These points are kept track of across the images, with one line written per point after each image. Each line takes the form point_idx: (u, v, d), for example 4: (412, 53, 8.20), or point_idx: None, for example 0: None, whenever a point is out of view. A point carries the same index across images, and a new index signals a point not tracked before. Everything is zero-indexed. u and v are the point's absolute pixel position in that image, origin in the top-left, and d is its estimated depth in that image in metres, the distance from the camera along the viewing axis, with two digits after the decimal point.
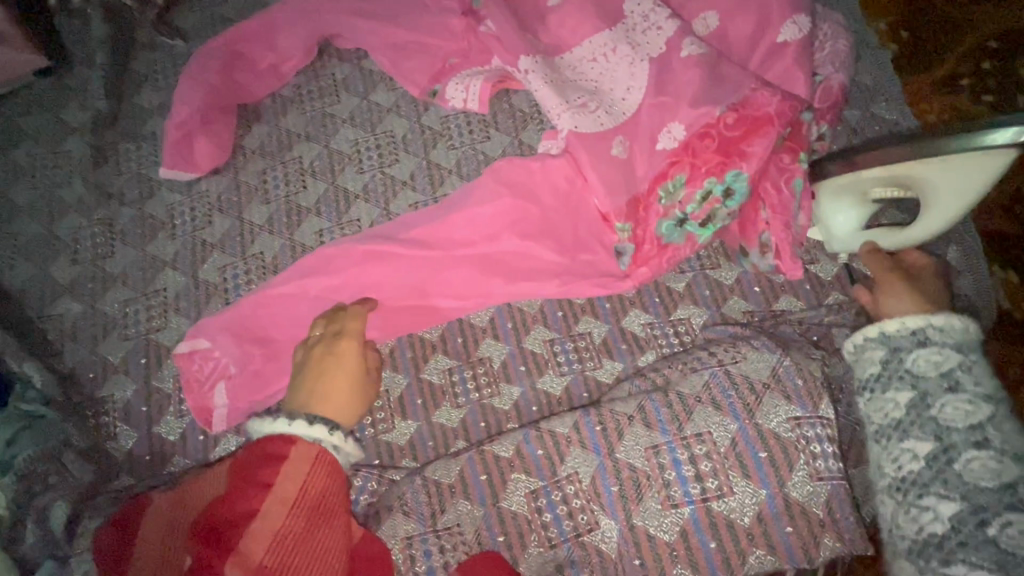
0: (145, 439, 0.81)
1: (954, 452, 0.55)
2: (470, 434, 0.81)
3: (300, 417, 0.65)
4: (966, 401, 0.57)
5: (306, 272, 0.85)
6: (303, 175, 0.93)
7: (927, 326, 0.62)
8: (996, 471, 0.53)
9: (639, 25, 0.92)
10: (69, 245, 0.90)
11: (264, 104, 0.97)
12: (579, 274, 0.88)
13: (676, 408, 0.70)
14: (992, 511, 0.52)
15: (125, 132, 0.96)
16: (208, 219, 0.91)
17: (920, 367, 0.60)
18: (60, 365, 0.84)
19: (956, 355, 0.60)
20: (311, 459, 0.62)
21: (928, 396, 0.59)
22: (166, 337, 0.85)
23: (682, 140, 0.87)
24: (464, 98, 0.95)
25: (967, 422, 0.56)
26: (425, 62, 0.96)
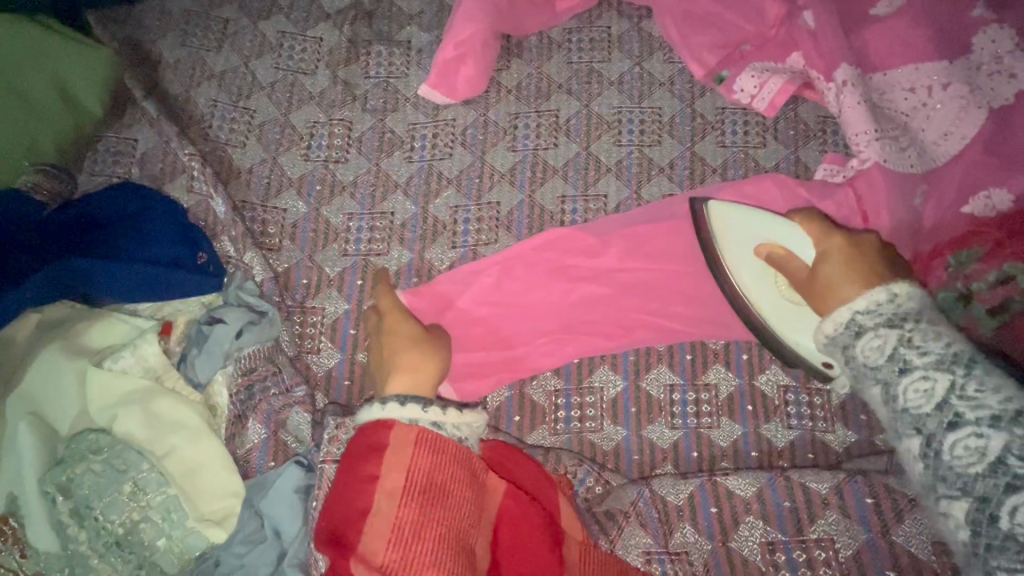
0: (345, 364, 0.74)
1: (936, 440, 0.44)
2: (682, 460, 0.75)
3: (390, 399, 0.56)
4: (924, 376, 0.46)
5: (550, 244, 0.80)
6: (557, 130, 0.85)
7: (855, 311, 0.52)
8: (980, 452, 0.42)
9: (985, 66, 0.80)
10: (304, 138, 0.84)
11: (530, 42, 0.88)
12: None
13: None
14: (995, 503, 0.41)
15: (379, 32, 0.88)
16: (449, 150, 0.84)
17: (870, 357, 0.49)
18: (276, 262, 0.80)
19: (895, 331, 0.49)
20: (412, 442, 0.53)
21: (888, 385, 0.48)
22: (385, 264, 0.80)
23: (1000, 211, 0.76)
24: (753, 95, 0.84)
25: (928, 401, 0.45)
26: (719, 42, 0.86)
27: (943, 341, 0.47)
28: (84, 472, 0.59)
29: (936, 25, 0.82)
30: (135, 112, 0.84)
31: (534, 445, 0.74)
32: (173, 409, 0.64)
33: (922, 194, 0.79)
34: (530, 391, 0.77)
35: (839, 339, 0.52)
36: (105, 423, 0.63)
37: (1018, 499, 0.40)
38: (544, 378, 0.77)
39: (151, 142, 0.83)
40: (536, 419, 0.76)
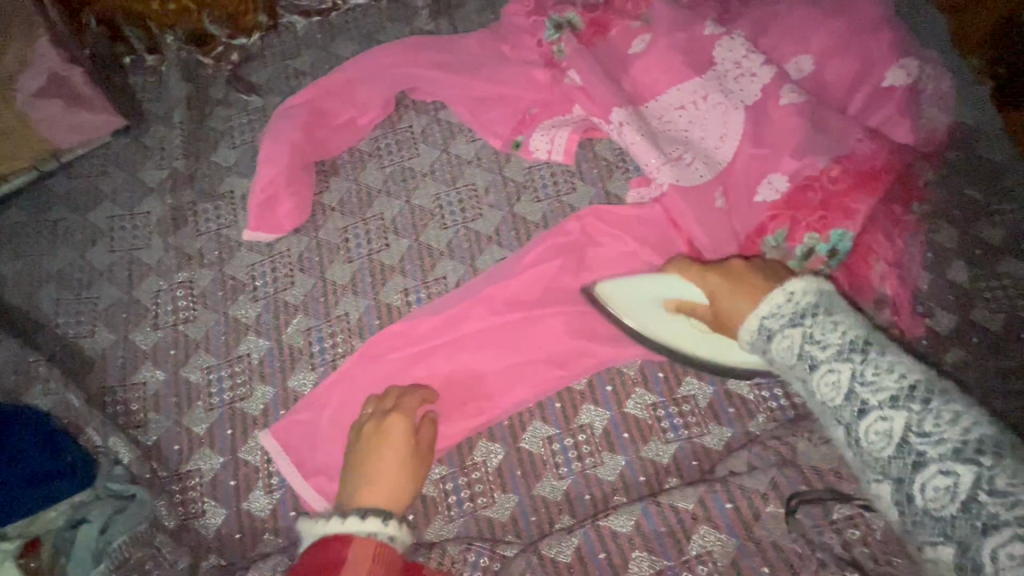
0: (235, 516, 0.77)
1: (854, 428, 0.51)
2: (577, 509, 0.76)
3: (351, 513, 0.61)
4: (830, 370, 0.52)
5: (388, 346, 0.83)
6: (386, 232, 0.91)
7: (770, 316, 0.56)
8: (888, 434, 0.49)
9: (731, 71, 0.89)
10: (150, 310, 0.88)
11: (342, 159, 0.95)
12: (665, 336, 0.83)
13: (815, 483, 0.66)
14: (909, 479, 0.47)
15: (202, 190, 0.94)
16: (290, 279, 0.88)
17: (826, 394, 0.53)
18: (144, 438, 0.81)
19: (799, 329, 0.55)
20: (369, 560, 0.58)
21: (811, 365, 0.54)
22: (252, 406, 0.82)
23: (784, 192, 0.82)
24: (548, 150, 0.92)
25: (843, 393, 0.51)
26: (507, 113, 0.94)
27: (896, 373, 0.50)
28: None
29: (683, 46, 0.91)
30: None
31: (434, 539, 0.75)
32: None
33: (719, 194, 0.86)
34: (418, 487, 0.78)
35: (756, 343, 0.58)
36: None
37: (924, 476, 0.47)
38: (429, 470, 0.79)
39: None
40: (430, 511, 0.77)
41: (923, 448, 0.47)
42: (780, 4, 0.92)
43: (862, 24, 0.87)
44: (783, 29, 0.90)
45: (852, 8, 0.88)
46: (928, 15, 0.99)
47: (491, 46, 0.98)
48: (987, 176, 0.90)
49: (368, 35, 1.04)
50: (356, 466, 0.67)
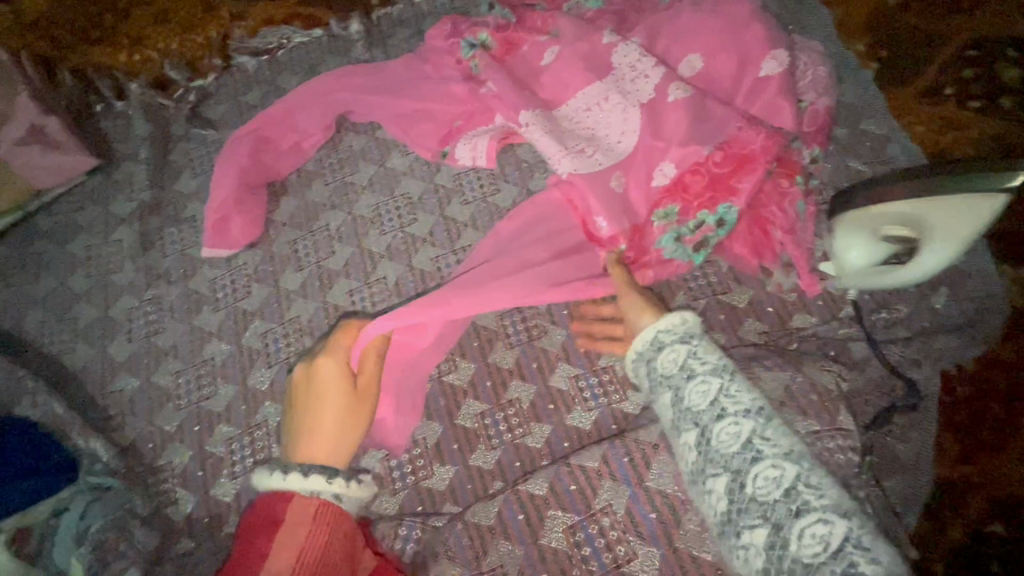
0: (203, 502, 0.85)
1: (743, 476, 0.63)
2: (507, 475, 0.84)
3: (294, 471, 0.67)
4: (733, 423, 0.66)
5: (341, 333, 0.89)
6: (331, 241, 1.01)
7: (680, 353, 0.74)
8: (778, 480, 0.62)
9: (627, 74, 0.98)
10: (125, 325, 0.98)
11: (291, 179, 1.06)
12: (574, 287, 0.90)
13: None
14: (788, 525, 0.59)
15: (167, 216, 1.05)
16: (247, 289, 0.98)
17: (763, 487, 0.62)
18: (122, 438, 0.90)
19: (717, 381, 0.70)
20: (311, 518, 0.65)
21: (738, 474, 0.64)
22: (216, 404, 0.92)
23: (673, 176, 0.91)
24: (473, 156, 1.02)
25: (739, 441, 0.65)
26: (433, 127, 1.04)
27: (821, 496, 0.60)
28: None
29: (586, 55, 1.02)
30: None
31: (377, 512, 0.83)
32: None
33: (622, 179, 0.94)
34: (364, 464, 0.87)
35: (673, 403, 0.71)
36: None
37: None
38: (372, 450, 0.86)
39: None
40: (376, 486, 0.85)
41: (763, 450, 0.64)
42: (669, 12, 1.03)
43: (740, 22, 0.97)
44: (672, 34, 1.01)
45: (730, 9, 0.98)
46: (810, 10, 1.10)
47: (416, 68, 1.09)
48: (869, 149, 0.99)
49: (311, 68, 1.15)
50: (293, 418, 0.74)
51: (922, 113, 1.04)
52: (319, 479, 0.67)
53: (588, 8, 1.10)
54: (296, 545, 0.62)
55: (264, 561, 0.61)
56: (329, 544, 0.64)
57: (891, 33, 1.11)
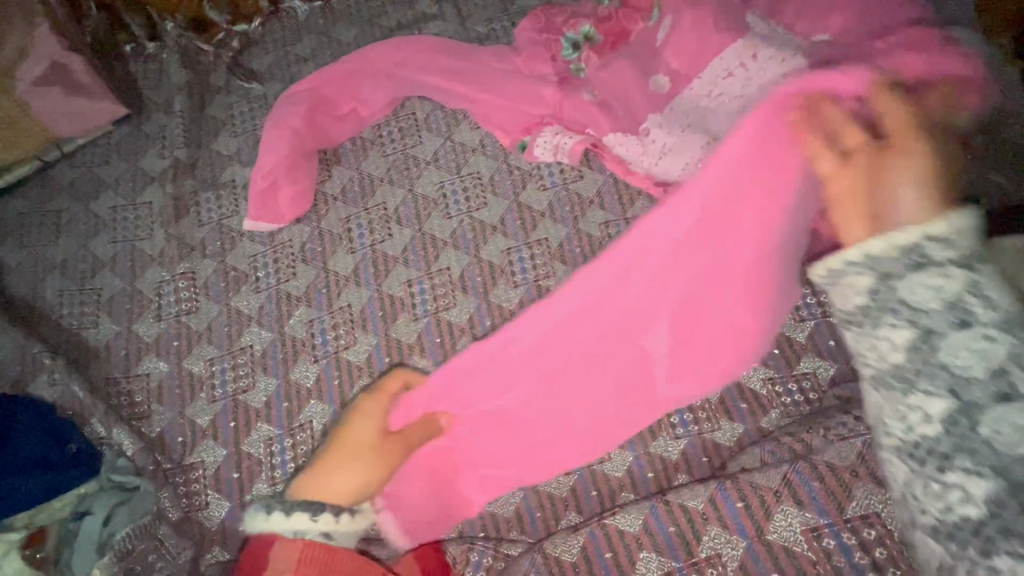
0: (237, 509, 0.76)
1: (936, 337, 0.42)
2: (583, 504, 0.74)
3: (295, 509, 0.61)
4: (939, 272, 0.42)
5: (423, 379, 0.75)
6: (388, 221, 0.89)
7: (923, 240, 0.43)
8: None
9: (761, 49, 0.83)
10: (153, 301, 0.87)
11: (345, 148, 0.93)
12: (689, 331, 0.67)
13: (830, 482, 0.64)
14: (986, 408, 0.40)
15: (204, 179, 0.92)
16: (292, 270, 0.87)
17: (959, 361, 0.41)
18: (149, 429, 0.81)
19: (958, 277, 0.42)
20: (331, 562, 0.59)
21: (931, 334, 0.42)
22: (254, 398, 0.81)
23: None
24: (557, 148, 0.89)
25: (941, 298, 0.42)
26: (518, 107, 0.91)
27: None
28: None
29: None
30: None
31: (437, 535, 0.74)
32: None
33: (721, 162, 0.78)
34: None
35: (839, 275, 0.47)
36: None
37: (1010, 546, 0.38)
38: None
39: None
40: None
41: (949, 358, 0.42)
42: None
43: None
44: (805, 7, 0.87)
45: None
46: None
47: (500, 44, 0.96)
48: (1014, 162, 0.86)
49: (371, 20, 1.02)
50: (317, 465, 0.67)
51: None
52: (304, 515, 0.61)
53: None
54: None
55: None
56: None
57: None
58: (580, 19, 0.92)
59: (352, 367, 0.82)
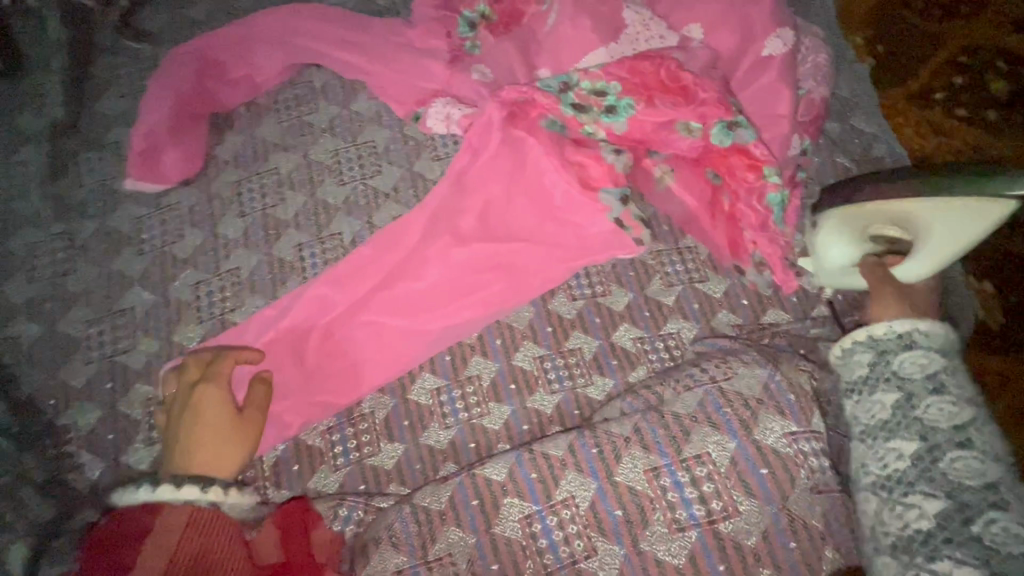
0: (111, 469, 0.76)
1: (916, 399, 0.58)
2: (461, 456, 0.78)
3: (164, 482, 0.60)
4: (922, 354, 0.59)
5: (264, 329, 0.81)
6: (281, 187, 0.90)
7: (916, 329, 0.61)
8: (978, 472, 0.53)
9: (641, 34, 0.92)
10: (26, 262, 0.84)
11: (238, 113, 0.93)
12: (559, 259, 0.88)
13: (673, 428, 0.68)
14: (943, 450, 0.54)
15: (86, 139, 0.90)
16: (179, 233, 0.86)
17: (932, 416, 0.56)
18: (15, 392, 0.78)
19: (940, 359, 0.59)
20: (183, 524, 0.57)
21: (914, 397, 0.58)
22: (135, 360, 0.81)
23: None
24: (446, 120, 0.91)
25: (924, 372, 0.58)
26: (410, 79, 0.93)
27: (947, 412, 0.56)
28: None
29: (591, 8, 0.92)
30: None
31: (315, 488, 0.76)
32: None
33: (609, 117, 0.87)
34: (303, 437, 0.79)
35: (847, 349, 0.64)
36: None
37: (997, 514, 0.50)
38: (316, 422, 0.79)
39: None
40: (316, 461, 0.78)
41: (948, 386, 0.57)
42: None
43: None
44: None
45: None
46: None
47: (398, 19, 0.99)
48: (859, 147, 0.96)
49: None
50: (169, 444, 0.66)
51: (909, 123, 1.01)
52: (194, 487, 0.60)
53: None
54: (170, 549, 0.55)
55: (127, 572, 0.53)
56: (216, 552, 0.57)
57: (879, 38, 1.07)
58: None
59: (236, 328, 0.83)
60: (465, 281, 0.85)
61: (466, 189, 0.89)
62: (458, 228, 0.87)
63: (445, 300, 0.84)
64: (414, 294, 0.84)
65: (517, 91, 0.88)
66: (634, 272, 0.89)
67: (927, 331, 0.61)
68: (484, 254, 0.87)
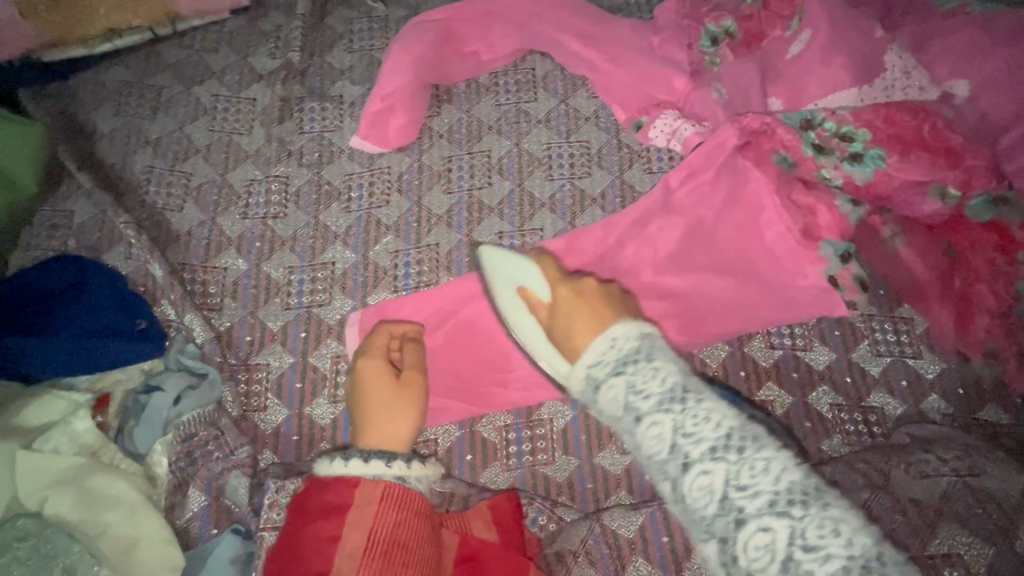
0: (294, 419, 0.76)
1: (675, 477, 0.45)
2: (636, 486, 0.74)
3: (354, 455, 0.58)
4: (654, 422, 0.46)
5: (456, 302, 0.81)
6: (490, 170, 0.88)
7: (609, 342, 0.50)
8: (771, 550, 0.41)
9: (898, 80, 0.85)
10: (242, 197, 0.86)
11: (458, 88, 0.91)
12: (756, 304, 0.83)
13: (913, 517, 0.61)
14: (729, 539, 0.42)
15: (312, 88, 0.91)
16: (386, 198, 0.86)
17: (698, 502, 0.44)
18: (217, 321, 0.80)
19: (669, 416, 0.46)
20: (377, 498, 0.55)
21: (672, 479, 0.45)
22: (328, 314, 0.81)
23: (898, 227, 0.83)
24: (668, 139, 0.88)
25: (665, 445, 0.46)
26: (640, 89, 0.90)
27: (770, 474, 0.43)
28: (8, 564, 0.56)
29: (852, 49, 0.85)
30: (69, 184, 0.84)
31: (487, 484, 0.74)
32: (111, 484, 0.64)
33: (851, 165, 0.81)
34: (480, 429, 0.78)
35: (585, 392, 0.51)
36: (35, 507, 0.61)
37: None
38: (491, 415, 0.78)
39: (87, 214, 0.83)
40: (489, 456, 0.76)
41: (710, 460, 0.44)
42: (947, 23, 0.87)
43: None
44: (946, 52, 0.85)
45: None
46: None
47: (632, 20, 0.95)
48: None
49: None
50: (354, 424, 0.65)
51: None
52: (380, 462, 0.58)
53: None
54: (368, 524, 0.53)
55: (334, 544, 0.52)
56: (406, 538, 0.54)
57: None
58: (722, 13, 0.90)
59: (427, 301, 0.81)
60: (657, 302, 0.83)
61: (676, 204, 0.86)
62: (660, 244, 0.84)
63: (652, 312, 0.82)
64: None
65: (758, 120, 0.83)
66: (840, 332, 0.83)
67: (625, 342, 0.50)
68: (681, 279, 0.83)
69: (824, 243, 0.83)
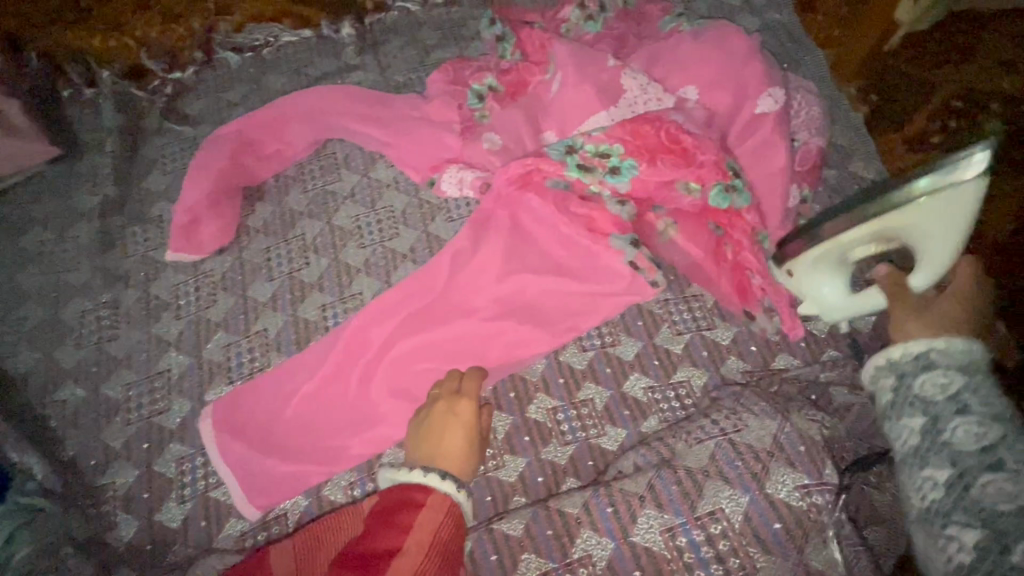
0: (146, 528, 0.79)
1: (943, 421, 0.56)
2: (478, 508, 0.80)
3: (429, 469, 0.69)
4: (941, 375, 0.58)
5: (301, 371, 0.86)
6: (306, 251, 0.96)
7: (927, 349, 0.61)
8: (1011, 495, 0.49)
9: (639, 97, 0.95)
10: (74, 329, 0.91)
11: (268, 185, 1.01)
12: (573, 311, 0.90)
13: (686, 485, 0.70)
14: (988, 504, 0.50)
15: (132, 215, 0.99)
16: (212, 298, 0.93)
17: (959, 438, 0.54)
18: (60, 453, 0.83)
19: (955, 374, 0.58)
20: (443, 508, 0.66)
21: (938, 420, 0.56)
22: (169, 420, 0.85)
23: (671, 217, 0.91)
24: (459, 187, 0.97)
25: (945, 394, 0.57)
26: (428, 151, 1.00)
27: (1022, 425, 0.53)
28: None
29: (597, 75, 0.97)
30: None
31: None
32: None
33: (612, 178, 0.89)
34: (326, 493, 0.81)
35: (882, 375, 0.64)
36: None
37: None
38: (338, 476, 0.83)
39: None
40: None
41: (971, 405, 0.56)
42: (670, 39, 1.00)
43: (736, 58, 0.95)
44: (673, 62, 0.98)
45: (727, 41, 0.97)
46: (805, 50, 1.11)
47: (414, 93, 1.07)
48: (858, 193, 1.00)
49: (297, 69, 1.11)
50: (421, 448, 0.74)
51: (924, 156, 1.04)
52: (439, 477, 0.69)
53: (586, 31, 1.06)
54: (431, 528, 0.63)
55: (404, 532, 0.62)
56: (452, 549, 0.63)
57: (893, 60, 1.09)
58: (483, 74, 1.03)
59: (264, 382, 0.86)
60: (488, 327, 0.89)
61: (491, 233, 0.93)
62: (481, 272, 0.91)
63: (477, 339, 0.89)
64: (438, 340, 0.88)
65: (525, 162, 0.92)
66: (642, 322, 0.92)
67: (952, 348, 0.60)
68: (505, 301, 0.90)
69: (613, 241, 0.89)
